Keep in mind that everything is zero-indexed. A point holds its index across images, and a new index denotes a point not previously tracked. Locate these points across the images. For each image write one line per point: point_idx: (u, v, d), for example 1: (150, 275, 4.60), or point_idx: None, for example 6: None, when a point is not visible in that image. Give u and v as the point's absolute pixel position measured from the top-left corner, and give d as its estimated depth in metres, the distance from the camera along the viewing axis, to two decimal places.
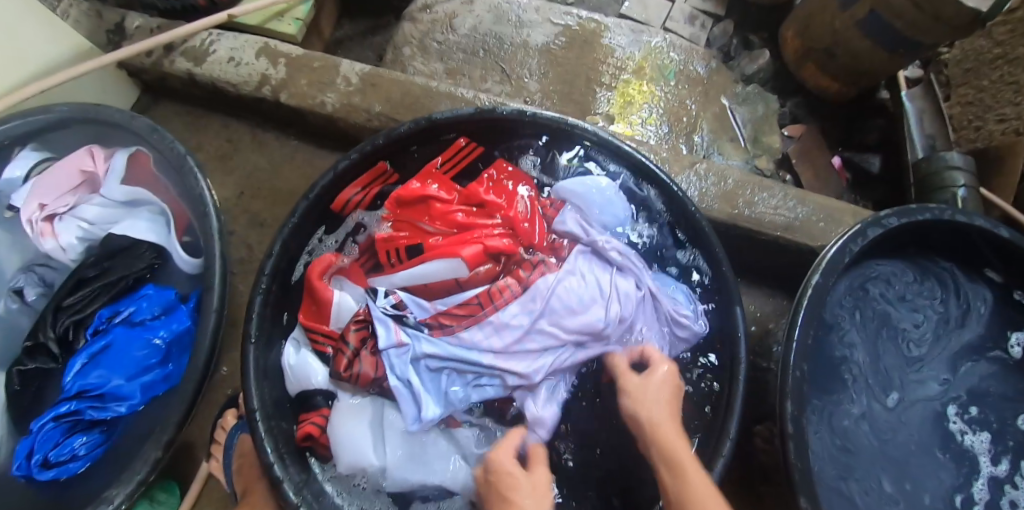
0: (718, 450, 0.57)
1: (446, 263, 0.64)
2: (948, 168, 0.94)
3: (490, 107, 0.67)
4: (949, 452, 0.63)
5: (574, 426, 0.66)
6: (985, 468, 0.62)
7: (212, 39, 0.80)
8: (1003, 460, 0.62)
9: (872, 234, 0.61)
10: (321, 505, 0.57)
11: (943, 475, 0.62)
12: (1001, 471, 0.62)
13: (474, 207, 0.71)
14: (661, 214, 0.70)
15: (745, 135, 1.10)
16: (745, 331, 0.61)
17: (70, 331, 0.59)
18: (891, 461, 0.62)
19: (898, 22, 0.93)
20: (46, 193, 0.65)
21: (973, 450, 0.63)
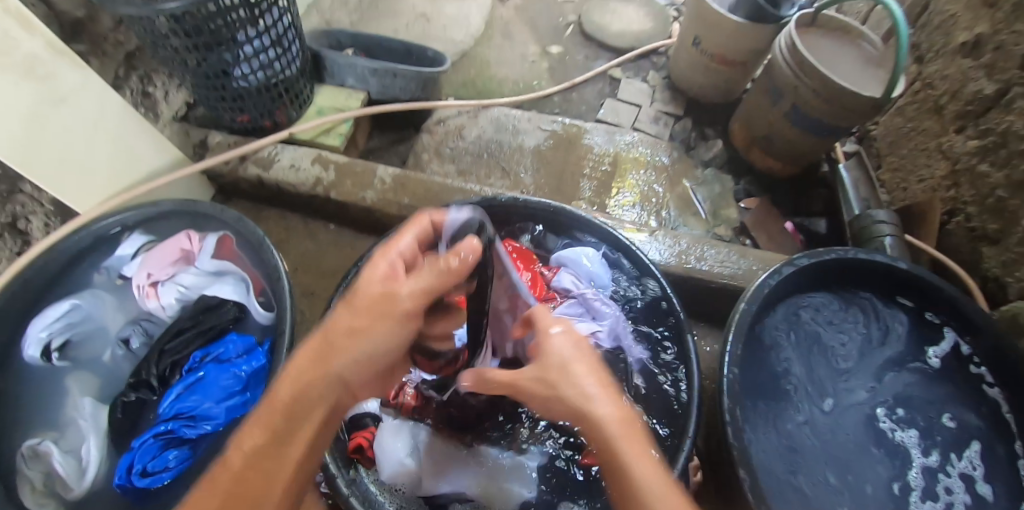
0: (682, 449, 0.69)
1: None
2: (875, 223, 1.12)
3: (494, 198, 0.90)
4: (884, 447, 0.74)
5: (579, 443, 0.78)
6: (918, 460, 0.73)
7: (277, 151, 1.05)
8: (933, 452, 0.73)
9: (785, 271, 0.80)
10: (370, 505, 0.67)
11: (881, 468, 0.73)
12: (933, 461, 0.73)
13: None
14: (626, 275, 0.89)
15: (705, 209, 1.30)
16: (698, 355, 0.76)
17: (168, 370, 0.78)
18: (834, 457, 0.73)
19: (815, 113, 1.17)
20: (154, 267, 0.86)
21: (904, 445, 0.74)
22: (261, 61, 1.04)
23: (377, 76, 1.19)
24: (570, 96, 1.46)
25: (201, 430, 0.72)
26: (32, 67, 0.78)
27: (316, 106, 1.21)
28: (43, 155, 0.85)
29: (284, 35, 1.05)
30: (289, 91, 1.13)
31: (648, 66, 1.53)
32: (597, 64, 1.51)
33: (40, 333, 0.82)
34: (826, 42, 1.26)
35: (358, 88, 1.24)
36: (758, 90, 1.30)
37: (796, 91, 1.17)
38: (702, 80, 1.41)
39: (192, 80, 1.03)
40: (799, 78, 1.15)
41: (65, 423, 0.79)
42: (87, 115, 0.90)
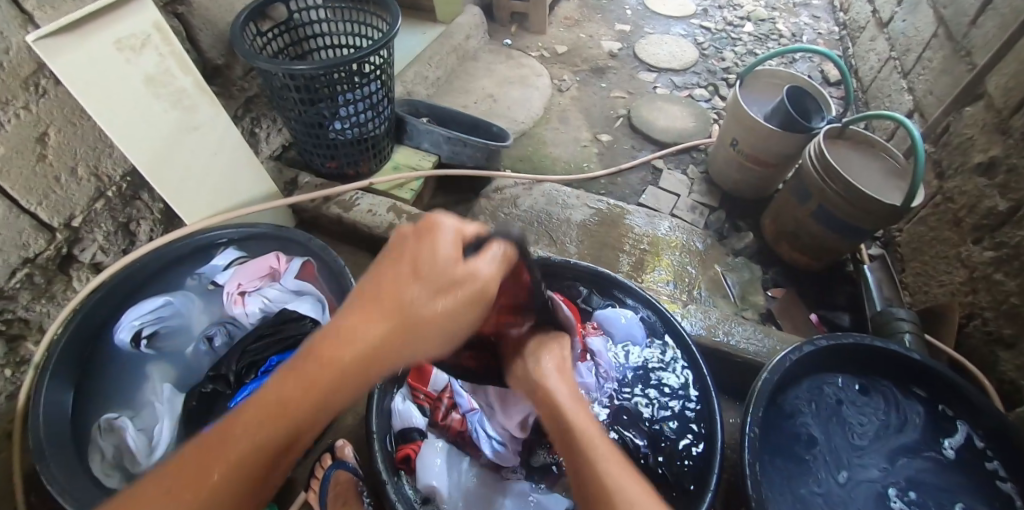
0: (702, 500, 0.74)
1: None
2: (896, 319, 1.19)
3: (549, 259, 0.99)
4: None
5: None
6: None
7: (358, 198, 1.20)
8: None
9: (806, 349, 0.90)
10: None
11: None
12: None
13: None
14: (665, 344, 0.95)
15: (734, 292, 1.35)
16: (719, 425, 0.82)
17: (244, 369, 0.89)
18: None
19: (841, 214, 1.28)
20: (244, 278, 0.98)
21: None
22: (355, 120, 1.22)
23: (449, 142, 1.36)
24: (616, 180, 1.60)
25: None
26: (180, 98, 0.98)
27: (392, 161, 1.38)
28: (170, 171, 1.01)
29: (378, 101, 1.24)
30: (373, 146, 1.31)
31: (688, 160, 1.67)
32: (641, 154, 1.67)
33: (134, 321, 0.93)
34: (854, 153, 1.39)
35: (430, 151, 1.41)
36: (788, 190, 1.42)
37: (823, 194, 1.29)
38: (737, 176, 1.54)
39: (296, 127, 1.22)
40: (825, 181, 1.27)
41: (143, 404, 0.90)
42: (208, 144, 1.06)
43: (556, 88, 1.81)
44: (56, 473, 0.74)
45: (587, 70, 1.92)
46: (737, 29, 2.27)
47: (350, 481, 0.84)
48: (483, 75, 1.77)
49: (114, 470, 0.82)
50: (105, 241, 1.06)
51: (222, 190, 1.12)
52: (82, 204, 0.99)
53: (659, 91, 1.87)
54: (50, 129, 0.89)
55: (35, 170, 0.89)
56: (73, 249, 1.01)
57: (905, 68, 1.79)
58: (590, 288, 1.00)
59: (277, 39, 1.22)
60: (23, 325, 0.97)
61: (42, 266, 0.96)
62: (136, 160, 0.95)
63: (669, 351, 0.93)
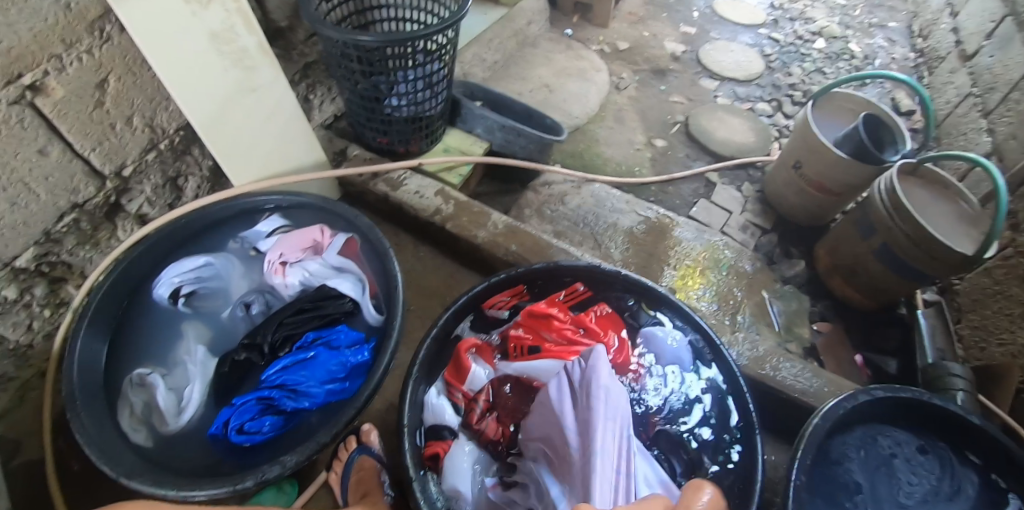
0: None
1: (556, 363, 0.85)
2: (950, 375, 1.13)
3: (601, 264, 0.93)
4: None
5: None
6: None
7: (407, 177, 1.15)
8: None
9: (861, 398, 0.86)
10: None
11: None
12: None
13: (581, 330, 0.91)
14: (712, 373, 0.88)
15: (779, 322, 1.29)
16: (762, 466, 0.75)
17: (280, 341, 0.87)
18: None
19: (906, 257, 1.21)
20: (286, 248, 0.96)
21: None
22: (412, 98, 1.18)
23: (503, 130, 1.32)
24: (666, 188, 1.55)
25: (300, 404, 0.79)
26: (242, 57, 0.96)
27: (444, 143, 1.35)
28: (226, 134, 1.00)
29: (438, 80, 1.19)
30: (427, 127, 1.27)
31: (744, 177, 1.60)
32: (695, 164, 1.60)
33: (174, 277, 0.92)
34: (925, 194, 1.31)
35: (483, 137, 1.37)
36: (849, 222, 1.34)
37: (889, 232, 1.22)
38: (796, 201, 1.47)
39: (351, 98, 1.19)
40: (894, 220, 1.20)
41: (176, 363, 0.89)
42: (265, 107, 1.04)
43: (614, 85, 1.75)
44: (86, 423, 0.74)
45: (647, 70, 1.84)
46: (807, 44, 2.16)
47: (374, 468, 0.82)
48: (541, 63, 1.72)
49: (140, 426, 0.81)
50: (153, 194, 1.06)
51: (272, 157, 1.10)
52: (134, 154, 0.98)
53: (720, 100, 1.79)
54: (110, 75, 0.87)
55: (92, 116, 0.88)
56: (121, 199, 1.01)
57: (987, 106, 1.68)
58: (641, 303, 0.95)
59: (342, 7, 1.18)
60: (66, 269, 0.96)
61: (90, 213, 0.96)
62: (195, 120, 0.93)
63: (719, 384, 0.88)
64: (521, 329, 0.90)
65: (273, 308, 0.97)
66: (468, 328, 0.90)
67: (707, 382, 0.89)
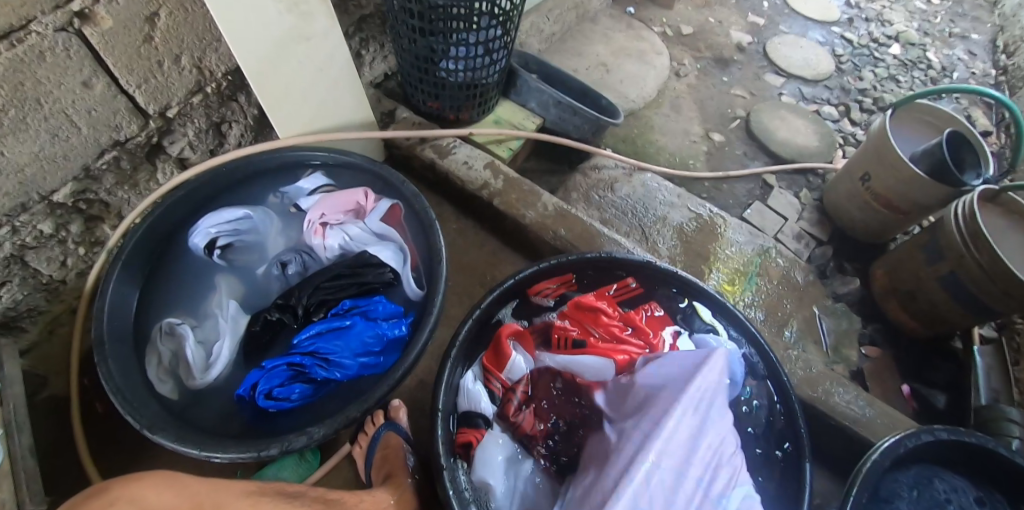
0: None
1: (599, 361, 0.81)
2: (1005, 419, 1.05)
3: (657, 261, 0.86)
4: None
5: None
6: None
7: (456, 145, 1.09)
8: None
9: (925, 438, 0.81)
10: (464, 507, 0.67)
11: None
12: None
13: (628, 328, 0.86)
14: (767, 391, 0.82)
15: (827, 341, 1.22)
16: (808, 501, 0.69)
17: (314, 305, 0.84)
18: None
19: (976, 290, 1.12)
20: (328, 209, 0.92)
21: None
22: (468, 63, 1.11)
23: (558, 107, 1.24)
24: (719, 186, 1.46)
25: (332, 374, 0.76)
26: (298, 2, 0.90)
27: (495, 114, 1.28)
28: (274, 82, 0.94)
29: (497, 47, 1.12)
30: (480, 96, 1.20)
31: (803, 182, 1.51)
32: (752, 164, 1.51)
33: (211, 228, 0.88)
34: (1005, 223, 1.22)
35: (535, 112, 1.30)
36: (915, 243, 1.25)
37: (961, 261, 1.13)
38: (857, 215, 1.38)
39: (405, 57, 1.13)
40: (969, 248, 1.11)
41: (206, 316, 0.86)
42: (316, 57, 0.98)
43: (674, 72, 1.65)
44: (113, 370, 0.71)
45: (710, 59, 1.74)
46: (882, 48, 2.02)
47: (400, 447, 0.79)
48: (600, 40, 1.62)
49: (167, 378, 0.79)
50: (195, 138, 1.02)
51: (318, 110, 1.05)
52: (179, 95, 0.94)
53: (784, 98, 1.68)
54: (161, 9, 0.82)
55: (140, 51, 0.83)
56: (163, 140, 0.97)
57: None
58: (694, 306, 0.88)
59: None
60: (103, 207, 0.94)
61: (130, 152, 0.92)
62: (244, 66, 0.88)
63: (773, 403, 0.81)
64: (567, 321, 0.86)
65: (309, 270, 0.93)
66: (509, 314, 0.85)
67: (759, 399, 0.83)
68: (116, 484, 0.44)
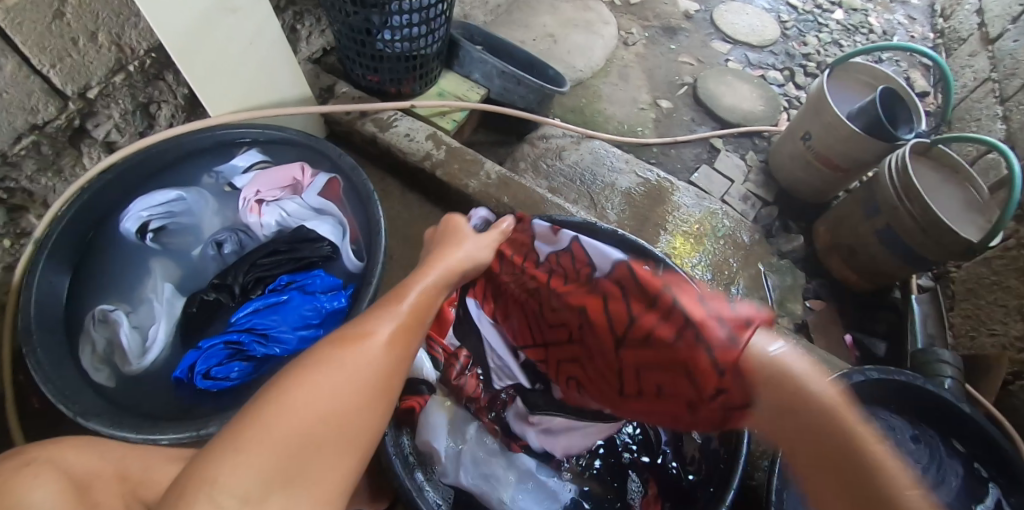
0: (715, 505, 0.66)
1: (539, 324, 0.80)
2: (939, 361, 1.11)
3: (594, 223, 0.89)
4: None
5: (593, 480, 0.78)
6: None
7: (397, 119, 1.08)
8: None
9: (855, 378, 0.84)
10: (407, 471, 0.68)
11: None
12: None
13: None
14: None
15: (773, 296, 1.27)
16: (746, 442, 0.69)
17: (252, 283, 0.83)
18: None
19: (910, 241, 1.17)
20: (263, 185, 0.90)
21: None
22: (406, 34, 1.09)
23: (502, 77, 1.24)
24: (668, 151, 1.49)
25: (271, 350, 0.76)
26: None
27: (438, 87, 1.27)
28: (202, 59, 0.91)
29: (435, 16, 1.10)
30: (421, 67, 1.19)
31: (749, 145, 1.55)
32: (700, 129, 1.54)
33: (143, 211, 0.87)
34: (936, 175, 1.27)
35: (480, 84, 1.29)
36: (854, 199, 1.30)
37: (895, 213, 1.17)
38: (800, 174, 1.42)
39: (341, 30, 1.10)
40: (902, 201, 1.15)
41: (141, 300, 0.84)
42: (247, 31, 0.95)
43: (622, 41, 1.66)
44: (41, 359, 0.69)
45: (658, 28, 1.75)
46: (826, 14, 2.06)
47: None
48: (546, 11, 1.62)
49: (103, 366, 0.76)
50: (122, 120, 0.98)
51: (251, 86, 1.02)
52: (99, 74, 0.89)
53: (730, 65, 1.71)
54: None
55: (51, 27, 0.79)
56: (86, 123, 0.93)
57: (1004, 93, 1.62)
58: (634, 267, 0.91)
59: None
60: (27, 197, 0.91)
61: (50, 136, 0.88)
62: (167, 45, 0.84)
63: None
64: None
65: (247, 249, 0.91)
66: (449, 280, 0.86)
67: None
68: (37, 447, 0.42)
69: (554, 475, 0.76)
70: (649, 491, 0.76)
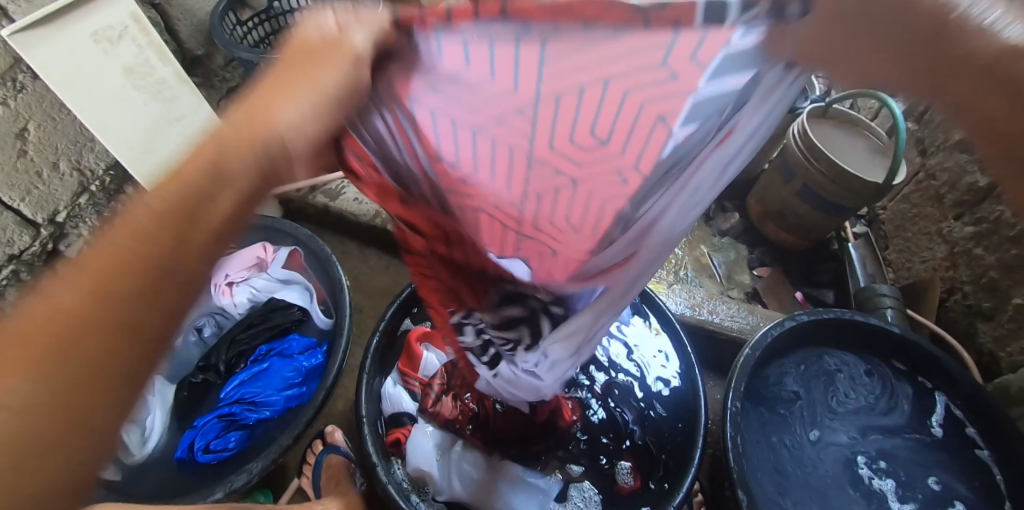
0: (688, 462, 0.78)
1: None
2: (877, 295, 1.19)
3: None
4: (859, 489, 0.81)
5: (580, 470, 0.84)
6: (895, 507, 0.79)
7: (343, 186, 1.18)
8: (909, 501, 0.79)
9: (787, 325, 0.90)
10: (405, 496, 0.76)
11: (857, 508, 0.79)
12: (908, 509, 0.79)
13: None
14: (654, 327, 0.94)
15: (720, 272, 1.44)
16: (703, 411, 0.82)
17: (234, 359, 0.90)
18: (815, 491, 0.81)
19: (825, 194, 1.29)
20: (230, 269, 0.98)
21: (881, 491, 0.80)
22: None
23: None
24: None
25: (262, 414, 0.83)
26: (161, 90, 0.96)
27: None
28: (157, 167, 1.01)
29: None
30: None
31: None
32: None
33: None
34: (839, 131, 1.40)
35: None
36: (772, 170, 1.43)
37: (806, 173, 1.30)
38: None
39: None
40: (809, 160, 1.28)
41: None
42: (193, 134, 1.04)
43: None
44: None
45: None
46: None
47: (343, 464, 0.86)
48: None
49: None
50: None
51: None
52: (65, 199, 0.98)
53: None
54: (28, 124, 0.88)
55: (16, 165, 0.88)
56: (59, 245, 1.02)
57: None
58: None
59: (257, 28, 1.21)
60: None
61: (28, 263, 0.97)
62: (124, 161, 0.95)
63: (654, 329, 0.94)
64: None
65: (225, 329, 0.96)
66: (412, 322, 0.92)
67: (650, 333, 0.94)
68: None
69: (539, 472, 0.83)
70: (633, 467, 0.83)
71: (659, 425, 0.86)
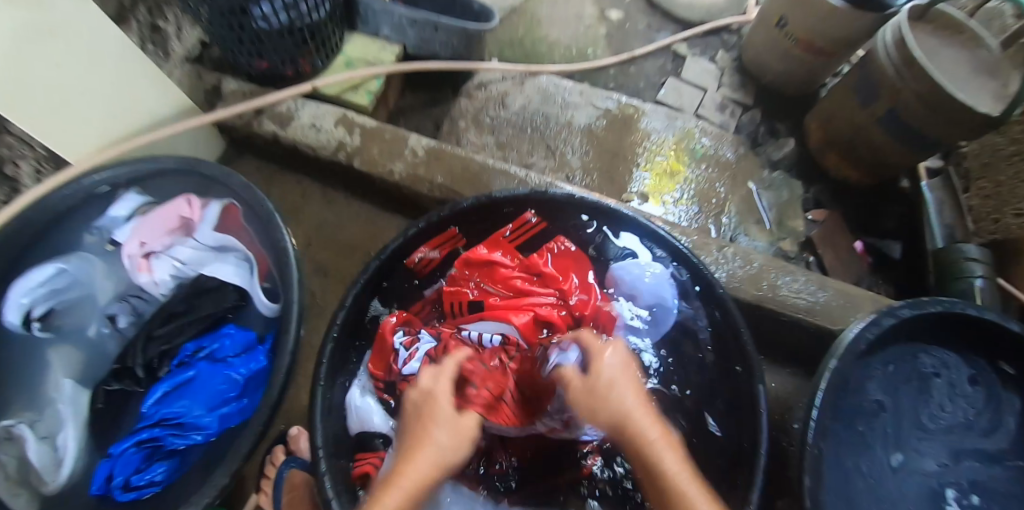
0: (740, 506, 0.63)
1: (500, 324, 0.73)
2: (966, 260, 0.97)
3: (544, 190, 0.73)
4: None
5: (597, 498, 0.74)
6: None
7: (298, 107, 0.94)
8: None
9: (885, 323, 0.65)
10: None
11: None
12: None
13: (534, 276, 0.79)
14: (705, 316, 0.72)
15: (769, 217, 1.17)
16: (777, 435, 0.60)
17: (155, 360, 0.69)
18: None
19: (915, 123, 0.98)
20: (148, 235, 0.76)
21: None
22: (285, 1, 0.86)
23: (416, 26, 1.04)
24: (628, 70, 1.40)
25: (192, 439, 0.64)
26: None
27: (344, 56, 1.06)
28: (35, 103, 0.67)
29: None
30: (314, 38, 0.96)
31: (717, 45, 1.44)
32: (660, 37, 1.45)
33: (22, 298, 0.71)
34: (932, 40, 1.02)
35: (393, 39, 1.09)
36: (846, 85, 1.11)
37: (897, 95, 0.98)
38: (779, 64, 1.26)
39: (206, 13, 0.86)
40: (903, 78, 0.95)
41: (44, 403, 0.71)
42: (81, 47, 0.69)
43: None
44: None
45: None
46: None
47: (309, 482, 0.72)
48: None
49: (21, 488, 0.65)
50: None
51: (111, 112, 0.79)
52: None
53: None
54: None
55: None
56: None
57: None
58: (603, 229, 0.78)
59: None
60: None
61: None
62: None
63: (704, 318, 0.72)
64: (456, 282, 0.79)
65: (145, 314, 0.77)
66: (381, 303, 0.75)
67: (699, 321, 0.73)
68: None
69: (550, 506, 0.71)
70: None
71: (702, 443, 0.71)
